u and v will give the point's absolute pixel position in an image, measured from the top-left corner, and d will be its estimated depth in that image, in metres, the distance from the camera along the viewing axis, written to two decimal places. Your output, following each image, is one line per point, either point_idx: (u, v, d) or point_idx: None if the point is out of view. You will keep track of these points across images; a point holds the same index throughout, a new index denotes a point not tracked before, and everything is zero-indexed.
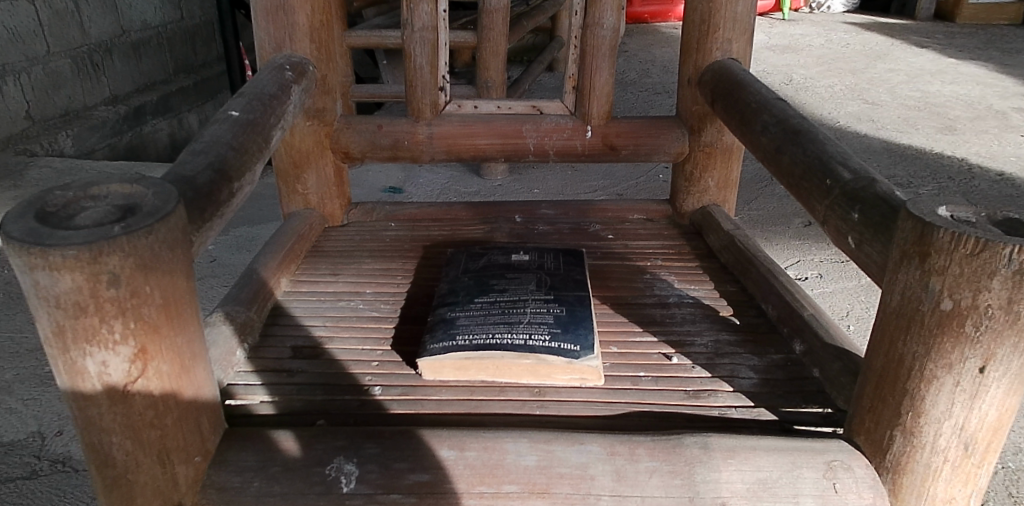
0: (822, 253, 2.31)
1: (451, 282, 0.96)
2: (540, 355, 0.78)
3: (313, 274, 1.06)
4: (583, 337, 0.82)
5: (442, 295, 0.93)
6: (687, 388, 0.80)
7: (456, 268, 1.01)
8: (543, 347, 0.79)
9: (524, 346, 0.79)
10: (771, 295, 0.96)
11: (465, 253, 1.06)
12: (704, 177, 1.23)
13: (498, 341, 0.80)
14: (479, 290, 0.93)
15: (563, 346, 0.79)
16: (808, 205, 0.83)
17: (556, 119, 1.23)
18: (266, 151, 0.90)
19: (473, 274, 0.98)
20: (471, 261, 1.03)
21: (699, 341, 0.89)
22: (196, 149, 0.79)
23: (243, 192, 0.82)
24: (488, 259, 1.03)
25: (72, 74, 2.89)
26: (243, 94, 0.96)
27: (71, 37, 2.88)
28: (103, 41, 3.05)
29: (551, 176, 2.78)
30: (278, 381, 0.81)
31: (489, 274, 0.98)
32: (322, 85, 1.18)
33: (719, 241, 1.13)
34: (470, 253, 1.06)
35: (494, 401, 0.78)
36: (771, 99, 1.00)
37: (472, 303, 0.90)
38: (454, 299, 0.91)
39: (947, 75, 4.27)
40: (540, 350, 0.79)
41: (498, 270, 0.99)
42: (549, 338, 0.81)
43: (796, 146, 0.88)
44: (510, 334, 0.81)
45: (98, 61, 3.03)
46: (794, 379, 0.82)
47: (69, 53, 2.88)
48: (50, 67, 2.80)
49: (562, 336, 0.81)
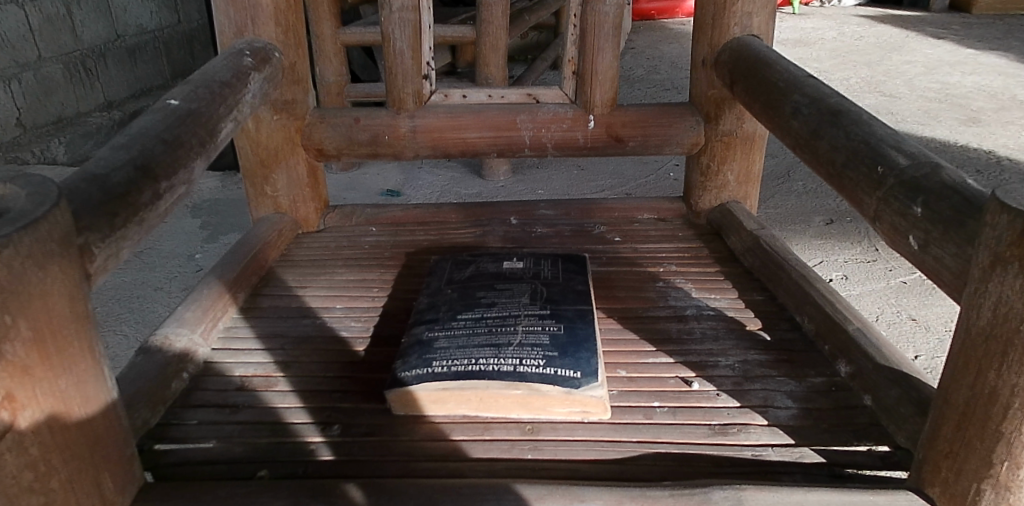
0: (846, 252, 2.16)
1: (432, 295, 0.83)
2: (532, 385, 0.65)
3: (278, 288, 0.93)
4: (585, 361, 0.68)
5: (419, 311, 0.80)
6: (712, 422, 0.66)
7: (439, 278, 0.88)
8: (537, 375, 0.66)
9: (514, 373, 0.66)
10: (807, 306, 0.82)
11: (451, 260, 0.93)
12: (722, 170, 1.09)
13: (483, 369, 0.67)
14: (464, 304, 0.80)
15: (561, 374, 0.66)
16: (853, 199, 0.69)
17: (555, 107, 1.10)
18: (210, 146, 0.77)
19: (458, 286, 0.85)
20: (456, 270, 0.89)
21: (724, 362, 0.75)
22: (118, 143, 0.66)
23: (177, 194, 0.68)
24: (475, 268, 0.90)
25: (64, 80, 2.79)
26: (189, 81, 0.83)
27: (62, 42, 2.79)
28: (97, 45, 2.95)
29: (557, 176, 2.64)
30: (216, 420, 0.67)
31: (476, 286, 0.84)
32: (291, 73, 1.05)
33: (743, 243, 0.99)
34: (456, 261, 0.92)
35: (478, 441, 0.64)
36: (802, 76, 0.86)
37: (454, 321, 0.76)
38: (433, 317, 0.78)
39: (968, 65, 4.11)
40: (533, 379, 0.65)
41: (487, 281, 0.85)
42: (544, 364, 0.67)
43: (835, 129, 0.74)
44: (497, 360, 0.68)
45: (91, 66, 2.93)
46: (841, 409, 0.68)
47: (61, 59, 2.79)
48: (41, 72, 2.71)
49: (560, 361, 0.68)
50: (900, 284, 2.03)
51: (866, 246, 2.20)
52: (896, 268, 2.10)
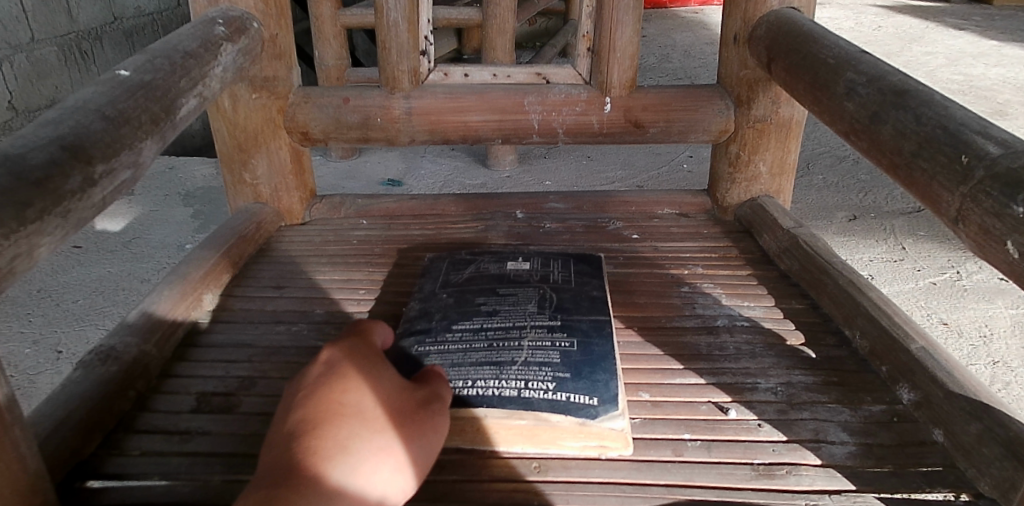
0: (870, 251, 2.04)
1: (425, 300, 0.72)
2: (540, 415, 0.55)
3: (252, 289, 0.81)
4: (602, 384, 0.58)
5: (409, 319, 0.69)
6: (755, 461, 0.55)
7: (434, 280, 0.77)
8: (545, 401, 0.56)
9: (518, 400, 0.56)
10: (857, 318, 0.71)
11: (448, 259, 0.82)
12: (754, 160, 0.97)
13: (481, 394, 0.57)
14: (461, 312, 0.69)
15: (574, 400, 0.56)
16: (927, 195, 0.58)
17: (567, 88, 0.98)
18: (166, 124, 0.66)
19: (454, 290, 0.74)
20: (453, 272, 0.78)
21: (765, 385, 0.64)
22: (46, 118, 0.55)
23: (118, 180, 0.57)
24: (475, 269, 0.79)
25: (59, 62, 2.56)
26: (147, 50, 0.72)
27: (59, 23, 2.57)
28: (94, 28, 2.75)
29: (565, 167, 2.52)
30: (163, 451, 0.56)
31: (475, 290, 0.73)
32: (271, 47, 0.94)
33: (778, 243, 0.87)
34: (453, 261, 0.81)
35: (475, 483, 0.53)
36: (855, 52, 0.74)
37: (448, 332, 0.66)
38: (425, 327, 0.67)
39: (991, 57, 3.96)
40: (541, 407, 0.55)
41: (488, 285, 0.74)
42: (553, 388, 0.57)
43: (901, 111, 0.63)
44: (497, 383, 0.58)
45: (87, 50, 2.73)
46: (907, 446, 0.57)
47: (57, 41, 2.56)
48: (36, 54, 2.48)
49: (573, 384, 0.58)
50: (929, 285, 1.92)
51: (892, 244, 2.08)
52: (924, 269, 1.98)
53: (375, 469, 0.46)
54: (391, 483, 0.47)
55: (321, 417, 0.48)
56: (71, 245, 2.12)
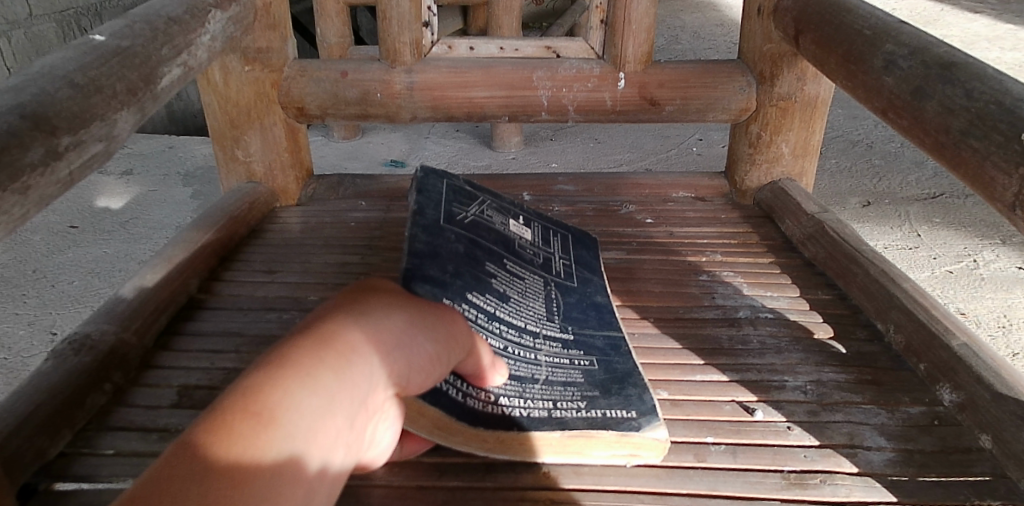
0: (885, 237, 1.98)
1: (433, 237, 0.63)
2: (579, 429, 0.50)
3: (242, 273, 0.76)
4: (636, 398, 0.54)
5: (418, 256, 0.59)
6: (785, 468, 0.51)
7: (435, 210, 0.68)
8: (581, 420, 0.51)
9: (550, 420, 0.51)
10: (891, 311, 0.66)
11: (450, 187, 0.73)
12: (776, 141, 0.92)
13: (511, 415, 0.51)
14: (475, 278, 0.62)
15: (611, 416, 0.52)
16: (980, 178, 0.52)
17: (578, 62, 0.93)
18: (144, 93, 0.61)
19: (460, 232, 0.67)
20: (456, 203, 0.71)
21: (793, 383, 0.59)
22: (6, 84, 0.50)
23: (88, 154, 0.52)
24: (478, 211, 0.72)
25: (57, 39, 2.44)
26: (127, 15, 0.67)
27: None
28: (93, 4, 2.61)
29: (572, 149, 2.45)
30: (138, 450, 0.52)
31: (483, 251, 0.66)
32: (265, 16, 0.88)
33: (802, 229, 0.82)
34: (453, 188, 0.73)
35: (477, 492, 0.48)
36: (893, 23, 0.69)
37: (464, 302, 0.58)
38: (438, 276, 0.57)
39: (1007, 41, 3.85)
40: (578, 427, 0.51)
41: (495, 247, 0.68)
42: (585, 407, 0.53)
43: (949, 86, 0.57)
44: (522, 402, 0.53)
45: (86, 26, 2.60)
46: (951, 453, 0.52)
47: (53, 16, 2.43)
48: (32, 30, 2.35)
49: (605, 402, 0.54)
50: (945, 273, 1.86)
51: (906, 231, 2.02)
52: (939, 257, 1.92)
53: (393, 329, 0.35)
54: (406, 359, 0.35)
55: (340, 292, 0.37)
56: (68, 225, 2.08)
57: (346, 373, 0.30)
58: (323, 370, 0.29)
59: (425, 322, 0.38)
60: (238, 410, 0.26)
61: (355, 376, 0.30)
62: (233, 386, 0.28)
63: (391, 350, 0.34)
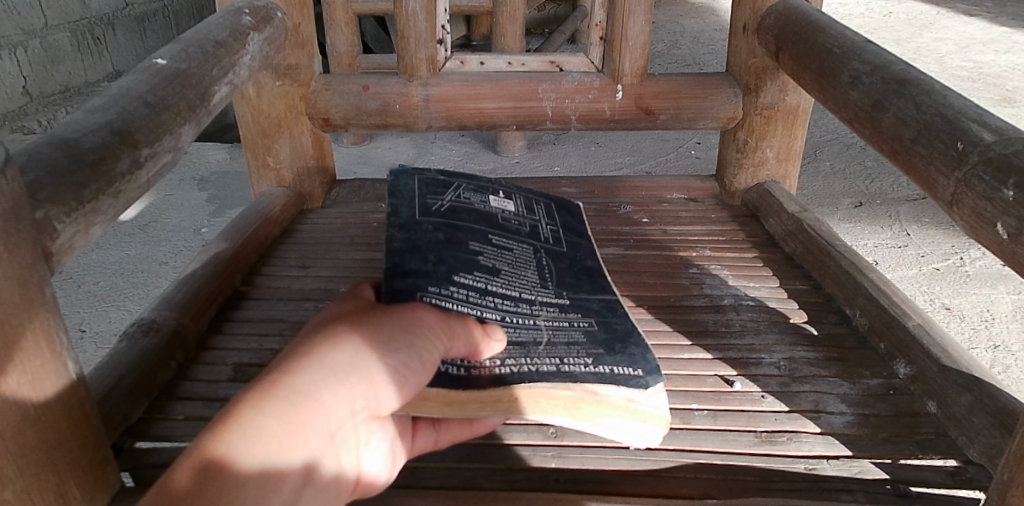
0: (876, 237, 2.07)
1: (408, 231, 0.71)
2: (589, 384, 0.55)
3: (279, 268, 0.85)
4: (640, 358, 0.60)
5: (396, 253, 0.67)
6: (759, 429, 0.59)
7: (410, 203, 0.76)
8: (592, 375, 0.56)
9: (561, 374, 0.56)
10: (858, 298, 0.74)
11: (421, 180, 0.81)
12: (761, 146, 1.00)
13: (517, 371, 0.55)
14: (460, 260, 0.68)
15: (619, 372, 0.57)
16: (925, 181, 0.61)
17: (580, 76, 1.02)
18: (201, 110, 0.70)
19: (438, 221, 0.74)
20: (429, 195, 0.78)
21: (768, 360, 0.68)
22: (93, 105, 0.58)
23: (160, 163, 0.61)
24: (454, 196, 0.80)
25: (75, 50, 2.52)
26: (180, 40, 0.76)
27: (71, 8, 2.50)
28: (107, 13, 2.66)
29: (574, 154, 2.54)
30: (204, 416, 0.60)
31: (466, 231, 0.74)
32: (294, 35, 0.97)
33: (784, 227, 0.90)
34: (425, 181, 0.81)
35: (496, 449, 0.57)
36: (860, 42, 0.77)
37: (451, 285, 0.64)
38: (419, 268, 0.65)
39: (1002, 44, 3.92)
40: (588, 381, 0.55)
41: (477, 225, 0.75)
42: (593, 363, 0.59)
43: (904, 100, 0.66)
44: (529, 360, 0.57)
45: (100, 35, 2.64)
46: (902, 416, 0.61)
47: (69, 26, 2.50)
48: (49, 41, 2.42)
49: (610, 359, 0.60)
50: (932, 271, 1.94)
51: (897, 230, 2.10)
52: (928, 254, 2.00)
53: (348, 364, 0.39)
54: (363, 394, 0.39)
55: (316, 330, 0.42)
56: None
57: (288, 418, 0.36)
58: (262, 421, 0.36)
59: (393, 344, 0.42)
60: (190, 469, 0.34)
61: (295, 416, 0.36)
62: (190, 448, 0.35)
63: (344, 391, 0.38)
